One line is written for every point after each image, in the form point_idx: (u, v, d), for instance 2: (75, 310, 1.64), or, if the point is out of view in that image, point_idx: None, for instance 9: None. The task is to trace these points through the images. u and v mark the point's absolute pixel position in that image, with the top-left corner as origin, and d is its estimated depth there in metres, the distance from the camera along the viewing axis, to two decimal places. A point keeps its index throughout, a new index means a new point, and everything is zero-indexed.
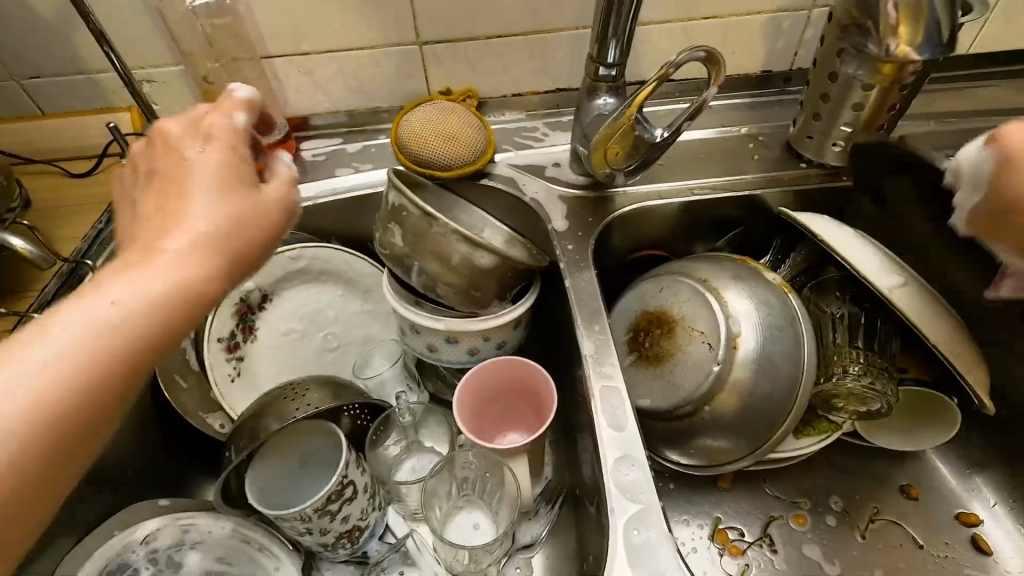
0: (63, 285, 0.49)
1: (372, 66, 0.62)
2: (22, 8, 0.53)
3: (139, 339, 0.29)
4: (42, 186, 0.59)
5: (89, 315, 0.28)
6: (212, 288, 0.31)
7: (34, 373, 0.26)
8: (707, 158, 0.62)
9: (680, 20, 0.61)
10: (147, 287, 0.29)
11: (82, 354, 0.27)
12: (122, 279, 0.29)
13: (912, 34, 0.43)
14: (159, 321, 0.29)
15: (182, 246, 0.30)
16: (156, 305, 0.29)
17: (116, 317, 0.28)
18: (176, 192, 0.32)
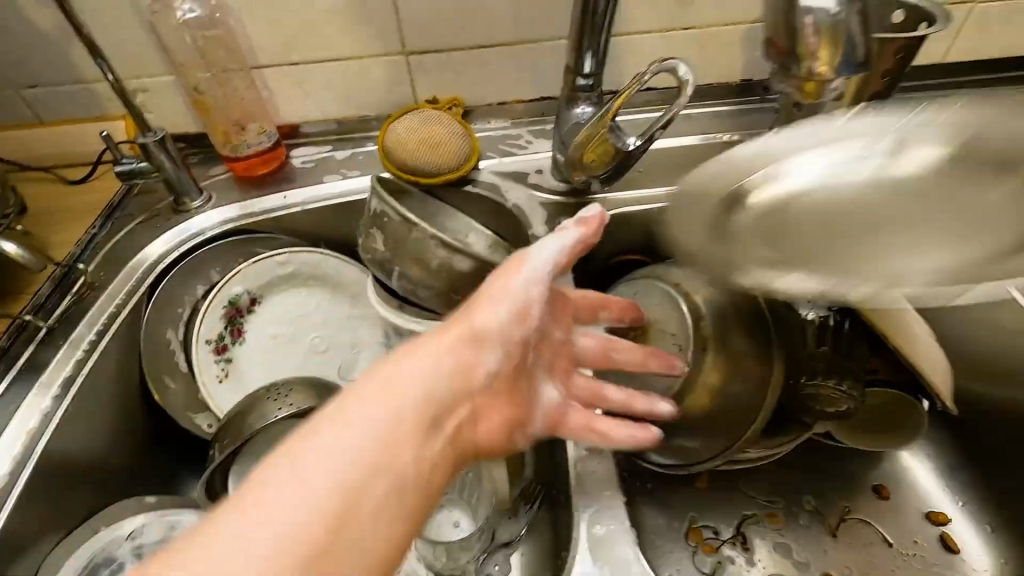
0: (56, 289, 0.51)
1: (360, 76, 0.64)
2: (22, 21, 0.55)
3: (401, 440, 0.31)
4: (39, 192, 0.61)
5: (382, 406, 0.31)
6: (444, 415, 0.34)
7: (316, 480, 0.27)
8: (686, 165, 0.64)
9: (659, 31, 0.62)
10: (398, 405, 0.32)
11: (378, 446, 0.30)
12: (378, 396, 0.32)
13: (832, 57, 0.44)
14: (405, 438, 0.31)
15: (444, 351, 0.36)
16: (420, 408, 0.33)
17: (389, 411, 0.32)
18: (470, 329, 0.38)
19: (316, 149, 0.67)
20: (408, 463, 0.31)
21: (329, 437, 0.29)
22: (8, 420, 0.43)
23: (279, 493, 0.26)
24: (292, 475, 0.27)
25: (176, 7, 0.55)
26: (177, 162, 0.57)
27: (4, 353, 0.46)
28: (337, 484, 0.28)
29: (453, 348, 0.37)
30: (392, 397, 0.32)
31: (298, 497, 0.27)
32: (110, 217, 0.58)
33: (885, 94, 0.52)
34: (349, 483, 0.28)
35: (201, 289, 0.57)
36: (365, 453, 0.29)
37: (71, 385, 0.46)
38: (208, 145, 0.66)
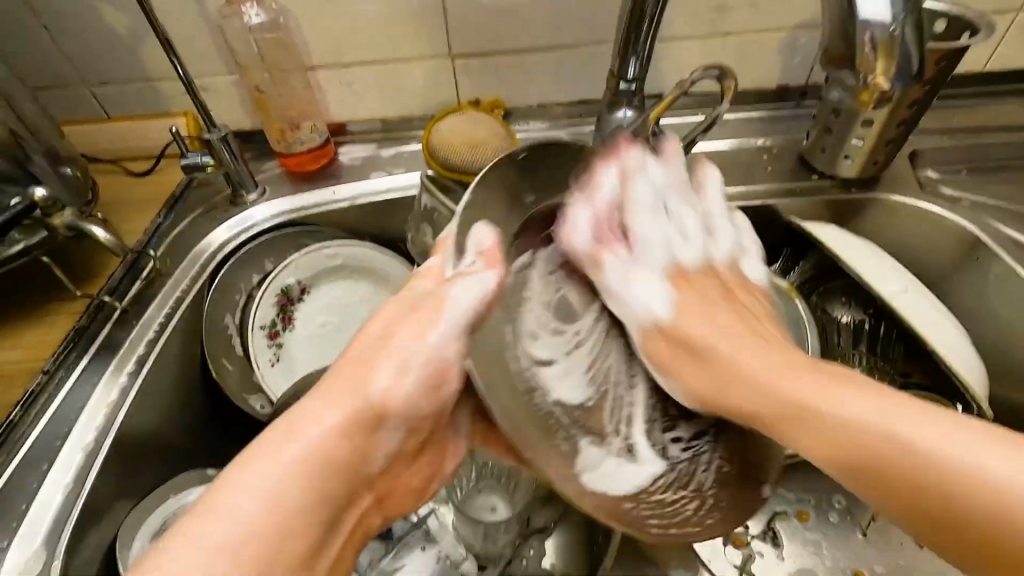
0: (127, 274, 0.54)
1: (408, 78, 0.66)
2: (100, 24, 0.59)
3: (286, 530, 0.33)
4: (107, 183, 0.66)
5: (272, 466, 0.34)
6: (326, 486, 0.35)
7: (208, 548, 0.31)
8: (722, 169, 0.65)
9: (699, 37, 0.64)
10: (281, 477, 0.34)
11: (269, 508, 0.33)
12: (267, 461, 0.34)
13: (886, 67, 0.48)
14: (285, 512, 0.33)
15: (334, 430, 0.36)
16: (310, 493, 0.35)
17: (280, 498, 0.33)
18: (361, 381, 0.38)
19: (362, 147, 0.70)
20: (290, 550, 0.33)
21: (218, 526, 0.31)
22: (89, 393, 0.47)
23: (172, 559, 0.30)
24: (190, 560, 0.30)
25: (243, 12, 0.57)
26: (235, 154, 0.60)
27: (84, 332, 0.50)
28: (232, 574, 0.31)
29: (344, 403, 0.37)
30: (279, 479, 0.34)
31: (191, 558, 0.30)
32: (174, 208, 0.62)
33: (925, 103, 0.52)
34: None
35: (256, 278, 0.59)
36: (251, 544, 0.32)
37: (144, 364, 0.49)
38: (261, 141, 0.69)
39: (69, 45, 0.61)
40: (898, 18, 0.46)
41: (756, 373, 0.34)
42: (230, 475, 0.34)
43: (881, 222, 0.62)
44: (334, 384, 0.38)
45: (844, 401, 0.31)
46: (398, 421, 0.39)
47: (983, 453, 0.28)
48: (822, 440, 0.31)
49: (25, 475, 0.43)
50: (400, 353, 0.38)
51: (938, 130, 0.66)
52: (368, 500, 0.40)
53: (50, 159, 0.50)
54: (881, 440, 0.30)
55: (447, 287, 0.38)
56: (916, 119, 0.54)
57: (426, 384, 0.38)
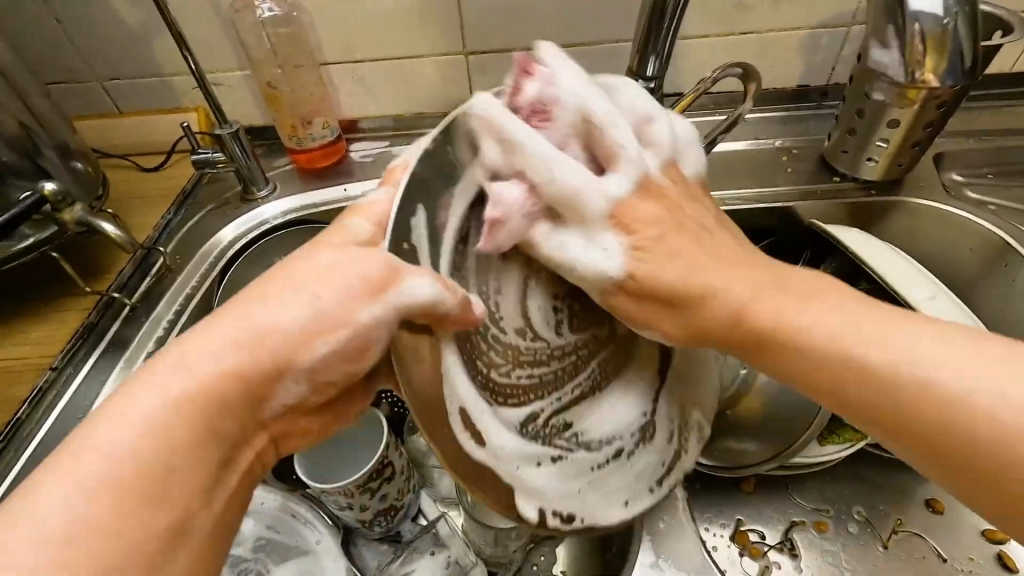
0: (137, 270, 0.54)
1: (421, 74, 0.65)
2: (112, 18, 0.58)
3: (173, 469, 0.25)
4: (118, 178, 0.65)
5: (159, 402, 0.26)
6: (221, 428, 0.28)
7: (62, 518, 0.22)
8: (740, 170, 0.64)
9: (718, 35, 0.63)
10: (163, 419, 0.26)
11: (150, 460, 0.25)
12: (139, 400, 0.26)
13: (936, 62, 0.47)
14: (177, 470, 0.26)
15: (225, 368, 0.28)
16: (198, 430, 0.27)
17: (162, 433, 0.26)
18: (262, 309, 0.30)
19: (373, 144, 0.70)
20: (178, 487, 0.25)
21: (84, 458, 0.24)
22: (98, 391, 0.46)
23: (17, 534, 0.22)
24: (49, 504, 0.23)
25: (256, 6, 0.57)
26: (247, 150, 0.59)
27: (93, 328, 0.49)
28: (98, 526, 0.23)
29: (250, 329, 0.30)
30: (156, 409, 0.26)
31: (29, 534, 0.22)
32: (184, 204, 0.61)
33: (955, 104, 0.50)
34: (123, 518, 0.24)
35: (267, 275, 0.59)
36: (128, 482, 0.24)
37: (153, 361, 0.48)
38: (272, 137, 0.69)
39: (81, 39, 0.60)
40: (951, 10, 0.45)
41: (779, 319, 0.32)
42: (100, 413, 0.26)
43: (903, 225, 0.61)
44: (233, 311, 0.30)
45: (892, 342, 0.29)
46: (301, 369, 0.31)
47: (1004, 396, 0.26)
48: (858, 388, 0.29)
49: (33, 472, 0.42)
50: (315, 291, 0.31)
51: (964, 132, 0.65)
52: (264, 441, 0.31)
53: (61, 153, 0.49)
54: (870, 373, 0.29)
55: (400, 272, 0.31)
56: (944, 120, 0.52)
57: (339, 343, 0.31)
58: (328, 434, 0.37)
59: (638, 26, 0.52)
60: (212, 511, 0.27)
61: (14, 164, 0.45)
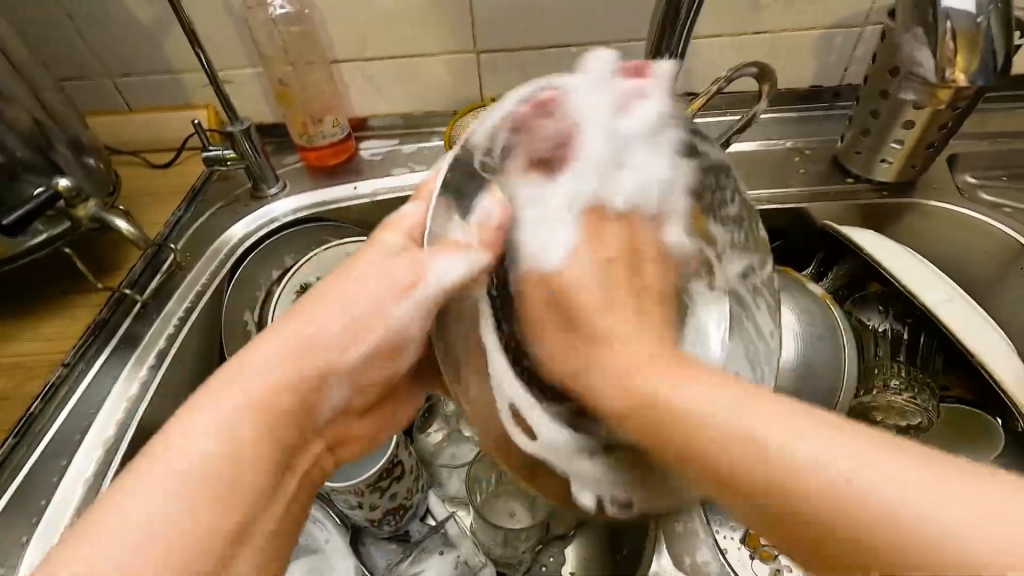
0: (148, 267, 0.54)
1: (431, 73, 0.65)
2: (124, 14, 0.59)
3: (238, 475, 0.29)
4: (128, 175, 0.65)
5: (233, 401, 0.30)
6: (285, 428, 0.32)
7: (166, 503, 0.26)
8: (752, 170, 0.63)
9: (730, 35, 0.62)
10: (234, 419, 0.30)
11: (229, 455, 0.29)
12: (215, 404, 0.30)
13: (969, 62, 0.46)
14: (253, 459, 0.30)
15: (273, 386, 0.32)
16: (257, 439, 0.30)
17: (227, 443, 0.29)
18: (311, 323, 0.34)
19: (382, 142, 0.69)
20: (247, 490, 0.29)
21: (172, 459, 0.28)
22: (110, 387, 0.46)
23: (130, 512, 0.26)
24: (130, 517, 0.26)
25: (268, 4, 0.57)
26: (257, 148, 0.59)
27: (104, 325, 0.49)
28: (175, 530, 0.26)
29: (304, 338, 0.34)
30: (219, 426, 0.29)
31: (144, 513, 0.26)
32: (194, 201, 0.61)
33: (971, 107, 0.50)
34: (201, 516, 0.27)
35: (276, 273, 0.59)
36: (213, 472, 0.28)
37: (164, 358, 0.48)
38: (282, 135, 0.69)
39: (93, 35, 0.60)
40: (984, 8, 0.45)
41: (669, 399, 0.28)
42: (168, 429, 0.29)
43: (916, 227, 0.60)
44: (285, 325, 0.34)
45: (790, 434, 0.24)
46: (341, 372, 0.35)
47: (890, 484, 0.21)
48: (744, 473, 0.25)
49: (46, 468, 0.42)
50: (354, 299, 0.35)
51: (978, 134, 0.64)
52: (317, 447, 0.36)
53: (74, 149, 0.49)
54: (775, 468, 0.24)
55: (425, 258, 0.35)
56: (960, 121, 0.52)
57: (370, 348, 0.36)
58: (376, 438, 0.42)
59: (652, 26, 0.52)
60: (274, 512, 0.31)
61: (28, 159, 0.45)
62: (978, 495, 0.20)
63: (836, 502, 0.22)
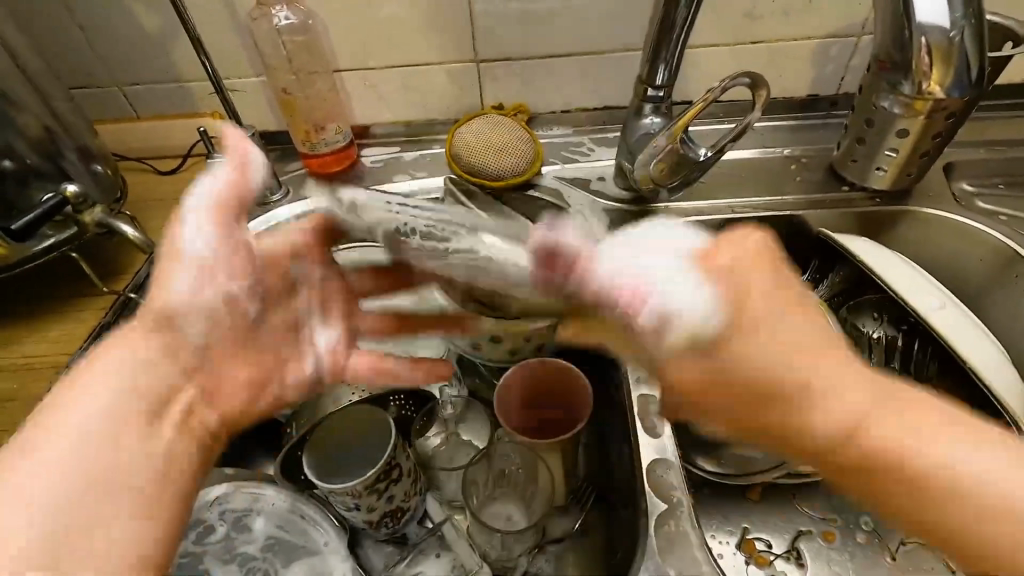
0: (152, 272, 0.55)
1: (432, 82, 0.66)
2: (134, 26, 0.60)
3: (111, 431, 0.33)
4: (136, 181, 0.67)
5: (84, 391, 0.34)
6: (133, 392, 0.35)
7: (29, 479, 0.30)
8: (749, 178, 0.64)
9: (727, 44, 0.63)
10: (76, 407, 0.33)
11: (87, 432, 0.33)
12: (65, 405, 0.33)
13: (943, 75, 0.47)
14: (105, 427, 0.33)
15: (140, 358, 0.36)
16: (132, 397, 0.35)
17: (99, 406, 0.34)
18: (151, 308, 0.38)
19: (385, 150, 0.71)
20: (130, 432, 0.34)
21: (39, 448, 0.31)
22: None
23: (27, 481, 0.30)
24: (30, 469, 0.30)
25: (272, 14, 0.58)
26: (261, 155, 0.60)
27: (109, 328, 0.50)
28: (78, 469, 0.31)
29: (144, 327, 0.37)
30: (96, 399, 0.34)
31: (37, 485, 0.30)
32: None
33: (963, 114, 0.50)
34: (69, 481, 0.31)
35: None
36: (72, 448, 0.32)
37: None
38: (286, 142, 0.70)
39: (102, 45, 0.62)
40: (957, 23, 0.46)
41: (783, 358, 0.31)
42: (45, 412, 0.33)
43: (912, 235, 0.61)
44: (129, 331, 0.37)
45: (927, 451, 0.30)
46: (186, 316, 0.38)
47: (973, 459, 0.29)
48: (857, 455, 0.30)
49: None
50: (182, 268, 0.38)
51: (975, 142, 0.64)
52: (193, 392, 0.39)
53: (82, 156, 0.50)
54: (935, 473, 0.29)
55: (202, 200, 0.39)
56: (953, 131, 0.52)
57: (202, 286, 0.39)
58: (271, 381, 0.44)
59: (649, 35, 0.53)
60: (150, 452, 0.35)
61: (37, 166, 0.47)
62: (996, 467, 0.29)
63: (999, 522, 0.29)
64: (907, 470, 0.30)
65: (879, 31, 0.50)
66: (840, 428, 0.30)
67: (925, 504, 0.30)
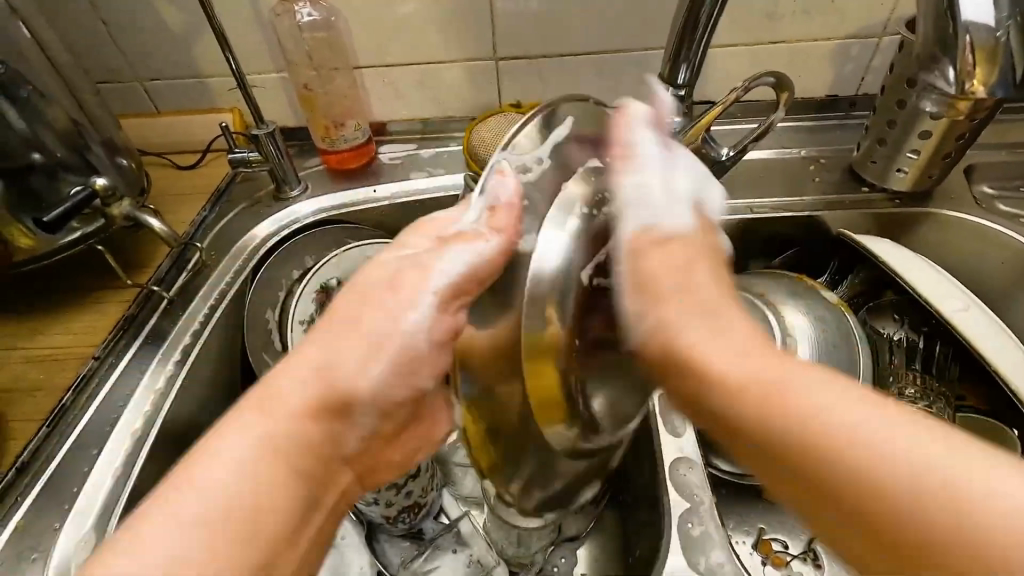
0: (174, 265, 0.55)
1: (451, 79, 0.66)
2: (158, 23, 0.61)
3: (280, 498, 0.29)
4: (157, 176, 0.67)
5: (239, 455, 0.28)
6: (291, 475, 0.30)
7: None
8: (768, 178, 0.64)
9: (747, 44, 0.63)
10: (215, 493, 0.27)
11: (224, 519, 0.27)
12: (201, 474, 0.28)
13: (986, 74, 0.45)
14: (261, 525, 0.28)
15: (303, 414, 0.31)
16: (299, 460, 0.30)
17: (258, 466, 0.29)
18: (334, 363, 0.32)
19: (402, 147, 0.71)
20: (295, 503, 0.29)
21: (151, 537, 0.25)
22: (138, 380, 0.47)
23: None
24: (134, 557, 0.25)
25: (295, 11, 0.58)
26: (281, 151, 0.61)
27: (132, 320, 0.51)
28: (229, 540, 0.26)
29: (304, 385, 0.31)
30: (246, 446, 0.29)
31: None
32: (219, 201, 0.63)
33: (988, 118, 0.50)
34: None
35: (297, 273, 0.58)
36: (210, 546, 0.26)
37: (190, 354, 0.49)
38: (304, 138, 0.70)
39: (126, 40, 0.62)
40: (1005, 21, 0.43)
41: (693, 348, 0.30)
42: (186, 468, 0.28)
43: (933, 237, 0.61)
44: (267, 389, 0.31)
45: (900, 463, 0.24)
46: (371, 402, 0.33)
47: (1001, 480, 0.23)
48: (768, 425, 0.27)
49: (75, 458, 0.43)
50: (372, 330, 0.33)
51: (997, 145, 0.64)
52: (346, 478, 0.34)
53: (108, 150, 0.51)
54: (804, 417, 0.26)
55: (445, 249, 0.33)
56: (978, 132, 0.52)
57: (399, 368, 0.33)
58: (409, 458, 0.38)
59: (671, 34, 0.53)
60: (282, 565, 0.28)
61: (64, 160, 0.47)
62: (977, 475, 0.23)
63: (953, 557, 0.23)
64: (824, 456, 0.26)
65: (920, 31, 0.48)
66: (737, 390, 0.28)
67: (840, 496, 0.25)
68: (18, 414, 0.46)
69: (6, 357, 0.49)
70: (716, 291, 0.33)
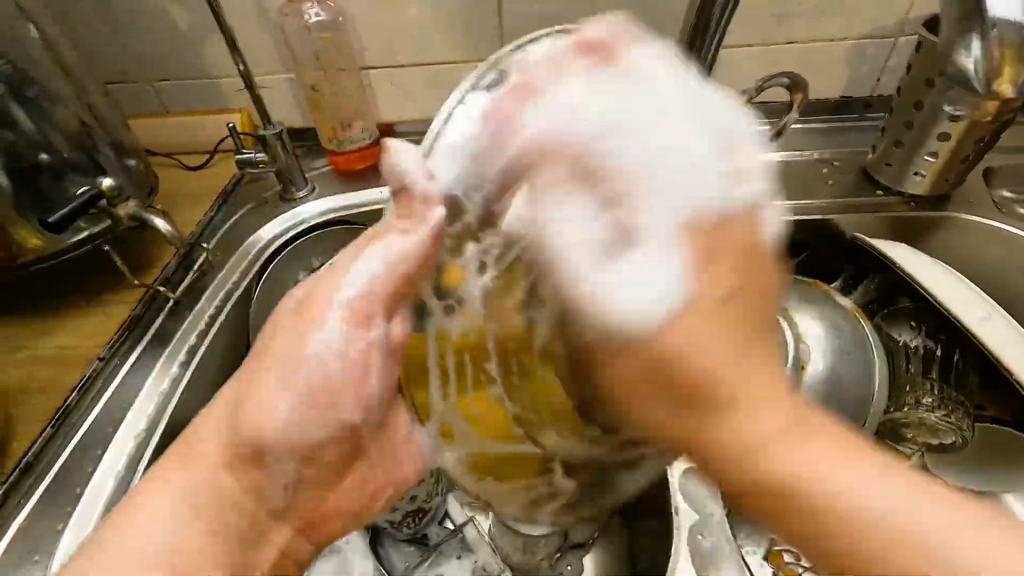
0: (180, 265, 0.55)
1: (459, 79, 0.66)
2: (169, 26, 0.61)
3: (206, 539, 0.34)
4: (164, 176, 0.67)
5: (180, 492, 0.35)
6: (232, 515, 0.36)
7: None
8: (781, 181, 0.62)
9: (760, 45, 0.62)
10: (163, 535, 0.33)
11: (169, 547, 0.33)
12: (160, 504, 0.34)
13: (1015, 73, 0.44)
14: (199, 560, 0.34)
15: (213, 458, 0.36)
16: (209, 501, 0.35)
17: (186, 501, 0.35)
18: (248, 395, 0.36)
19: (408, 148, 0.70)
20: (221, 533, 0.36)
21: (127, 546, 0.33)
22: (143, 380, 0.47)
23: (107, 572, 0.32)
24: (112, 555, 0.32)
25: (304, 11, 0.58)
26: (288, 152, 0.61)
27: (138, 321, 0.51)
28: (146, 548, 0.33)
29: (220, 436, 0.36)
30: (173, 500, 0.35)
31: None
32: (226, 201, 0.63)
33: (1002, 129, 0.49)
34: None
35: (302, 273, 0.61)
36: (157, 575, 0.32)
37: (195, 354, 0.49)
38: (311, 139, 0.70)
39: (136, 41, 0.62)
40: None
41: (831, 490, 0.25)
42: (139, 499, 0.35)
43: (949, 242, 0.59)
44: (207, 432, 0.37)
45: (866, 486, 0.25)
46: (286, 445, 0.36)
47: (868, 481, 0.25)
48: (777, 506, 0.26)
49: (80, 458, 0.43)
50: (295, 363, 0.36)
51: (1017, 147, 0.63)
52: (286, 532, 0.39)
53: (116, 149, 0.51)
54: (829, 499, 0.25)
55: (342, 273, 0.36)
56: (998, 135, 0.50)
57: (312, 408, 0.36)
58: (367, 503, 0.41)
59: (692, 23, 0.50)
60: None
61: (72, 160, 0.47)
62: (951, 508, 0.25)
63: (845, 518, 0.25)
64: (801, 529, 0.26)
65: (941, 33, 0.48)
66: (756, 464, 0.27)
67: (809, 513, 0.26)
68: (24, 412, 0.46)
69: (13, 357, 0.49)
70: (781, 432, 0.26)
